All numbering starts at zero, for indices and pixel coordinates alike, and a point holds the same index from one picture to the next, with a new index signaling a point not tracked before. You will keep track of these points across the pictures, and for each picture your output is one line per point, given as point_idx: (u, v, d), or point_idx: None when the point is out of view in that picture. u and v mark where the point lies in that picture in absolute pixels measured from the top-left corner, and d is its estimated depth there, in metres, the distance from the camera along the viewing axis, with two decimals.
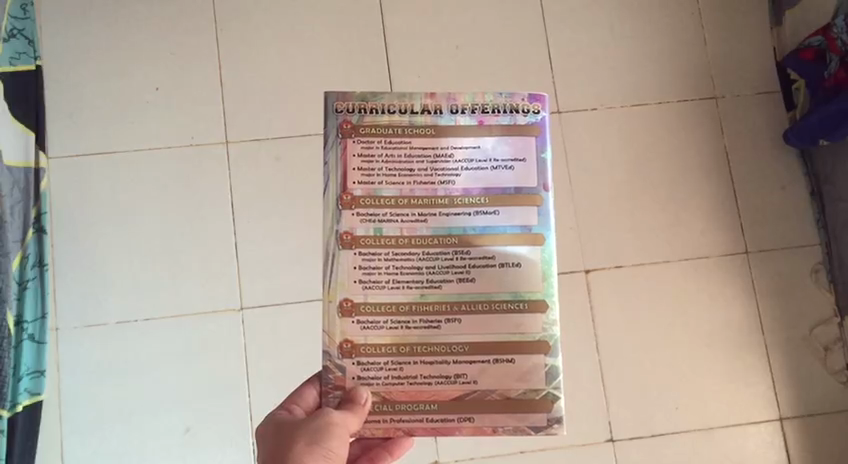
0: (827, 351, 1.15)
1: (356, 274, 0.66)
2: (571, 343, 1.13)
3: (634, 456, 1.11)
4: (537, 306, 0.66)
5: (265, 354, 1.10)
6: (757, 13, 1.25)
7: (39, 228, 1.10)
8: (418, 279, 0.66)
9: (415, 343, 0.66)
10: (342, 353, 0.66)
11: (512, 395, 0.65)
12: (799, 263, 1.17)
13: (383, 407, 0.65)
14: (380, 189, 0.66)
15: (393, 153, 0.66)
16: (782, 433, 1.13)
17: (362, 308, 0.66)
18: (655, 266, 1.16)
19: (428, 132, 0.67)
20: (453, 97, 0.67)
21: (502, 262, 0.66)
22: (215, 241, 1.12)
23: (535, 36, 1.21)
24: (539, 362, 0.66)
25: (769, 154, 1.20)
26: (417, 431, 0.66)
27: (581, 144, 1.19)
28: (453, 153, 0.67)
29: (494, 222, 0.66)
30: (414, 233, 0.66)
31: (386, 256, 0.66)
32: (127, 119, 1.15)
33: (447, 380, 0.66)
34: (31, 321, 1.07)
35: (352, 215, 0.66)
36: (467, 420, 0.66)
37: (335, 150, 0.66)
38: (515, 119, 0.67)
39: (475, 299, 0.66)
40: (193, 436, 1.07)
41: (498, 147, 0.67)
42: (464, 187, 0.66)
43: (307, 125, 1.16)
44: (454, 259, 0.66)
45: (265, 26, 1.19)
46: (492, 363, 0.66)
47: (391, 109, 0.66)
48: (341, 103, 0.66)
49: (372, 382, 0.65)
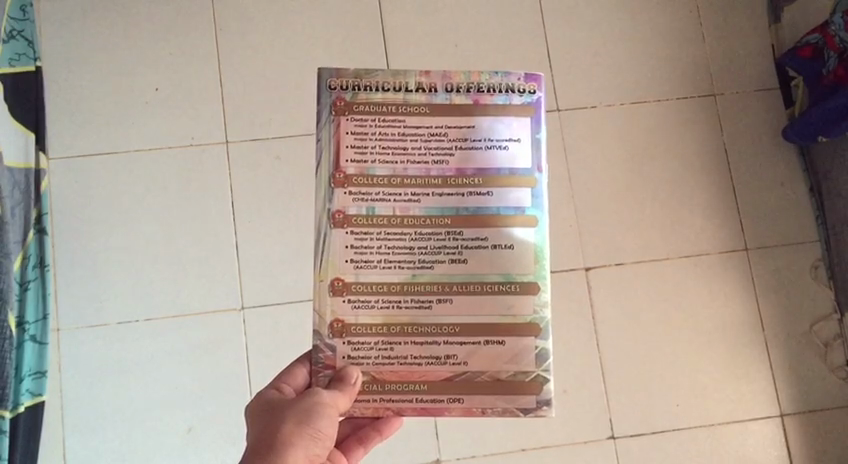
0: (827, 347, 1.15)
1: (348, 253, 0.67)
2: (571, 340, 1.13)
3: (634, 452, 1.11)
4: (527, 288, 0.67)
5: (266, 353, 1.10)
6: (756, 10, 1.25)
7: (39, 229, 1.10)
8: (410, 259, 0.67)
9: (406, 323, 0.67)
10: (333, 333, 0.66)
11: (501, 377, 0.66)
12: (798, 258, 1.18)
13: (373, 387, 0.66)
14: (372, 168, 0.67)
15: (387, 132, 0.67)
16: (782, 429, 1.13)
17: (353, 287, 0.66)
18: (655, 263, 1.16)
19: (423, 110, 0.68)
20: (448, 76, 0.68)
21: (494, 244, 0.67)
22: (215, 241, 1.13)
23: (535, 34, 1.22)
24: (529, 344, 0.67)
25: (768, 150, 1.21)
26: (406, 412, 0.66)
27: (580, 141, 1.19)
28: (447, 133, 0.68)
29: (487, 202, 0.67)
30: (407, 213, 0.67)
31: (379, 235, 0.67)
32: (127, 120, 1.15)
33: (438, 361, 0.66)
34: (33, 322, 1.07)
35: (345, 195, 0.67)
36: (456, 401, 0.66)
37: (329, 127, 0.67)
38: (511, 99, 0.68)
39: (466, 279, 0.67)
40: (194, 436, 1.07)
41: (493, 127, 0.68)
42: (457, 167, 0.67)
43: (308, 124, 1.16)
44: (446, 240, 0.67)
45: (265, 26, 1.19)
46: (482, 345, 0.67)
47: (385, 87, 0.68)
48: (335, 80, 0.67)
49: (363, 362, 0.66)
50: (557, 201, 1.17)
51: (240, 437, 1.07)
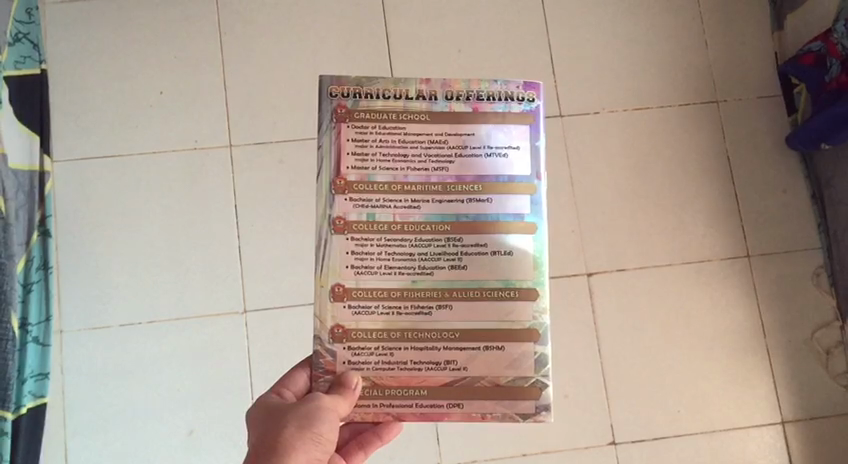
0: (828, 354, 1.15)
1: (349, 259, 0.67)
2: (573, 344, 1.13)
3: (636, 458, 1.11)
4: (527, 294, 0.67)
5: (268, 355, 1.10)
6: (758, 17, 1.25)
7: (44, 231, 1.10)
8: (410, 265, 0.67)
9: (406, 328, 0.67)
10: (334, 338, 0.67)
11: (501, 382, 0.66)
12: (799, 265, 1.18)
13: (373, 392, 0.66)
14: (372, 175, 0.67)
15: (388, 139, 0.68)
16: (784, 436, 1.13)
17: (354, 293, 0.67)
18: (657, 268, 1.16)
19: (424, 118, 0.68)
20: (448, 83, 0.68)
21: (494, 250, 0.67)
22: (218, 243, 1.13)
23: (537, 39, 1.22)
24: (528, 350, 0.67)
25: (770, 157, 1.21)
26: (406, 417, 0.66)
27: (583, 147, 1.19)
28: (447, 140, 0.68)
29: (487, 209, 0.67)
30: (407, 219, 0.67)
31: (379, 241, 0.67)
32: (131, 123, 1.16)
33: (438, 366, 0.67)
34: (36, 324, 1.06)
35: (345, 201, 0.67)
36: (456, 406, 0.66)
37: (329, 134, 0.67)
38: (510, 107, 0.68)
39: (465, 286, 0.67)
40: (196, 438, 1.07)
41: (492, 135, 0.68)
42: (457, 174, 0.68)
43: (311, 128, 1.16)
44: (446, 246, 0.67)
45: (269, 30, 1.19)
46: (482, 351, 0.67)
47: (386, 94, 0.68)
48: (336, 88, 0.68)
49: (363, 367, 0.66)
50: (558, 206, 1.17)
51: (239, 437, 1.07)
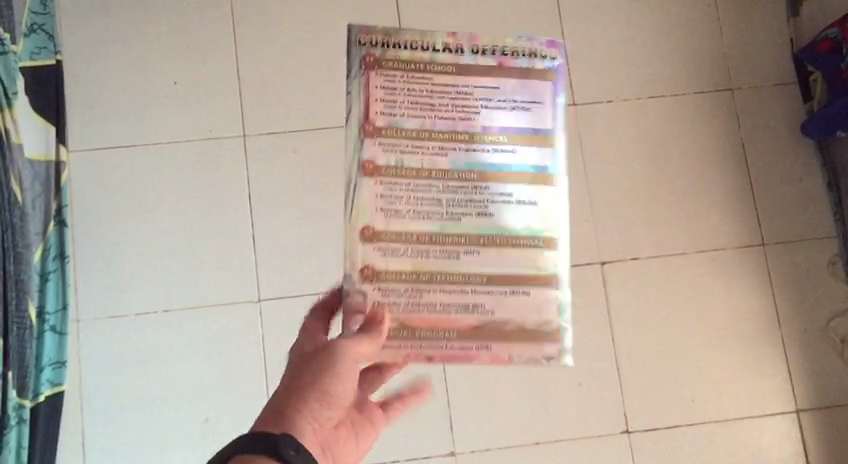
0: (845, 343, 1.14)
1: (377, 203, 0.65)
2: (586, 333, 1.13)
3: (649, 446, 1.11)
4: (551, 242, 0.68)
5: (283, 344, 1.11)
6: (774, 4, 1.24)
7: (60, 221, 1.10)
8: (437, 211, 0.66)
9: (433, 272, 0.66)
10: (363, 278, 0.65)
11: (528, 324, 0.67)
12: (815, 253, 1.17)
13: (402, 333, 0.65)
14: (401, 122, 0.66)
15: (415, 88, 0.66)
16: (799, 424, 1.13)
17: (383, 235, 0.65)
18: (671, 258, 1.16)
19: (450, 70, 0.67)
20: (475, 37, 0.67)
21: (520, 200, 0.67)
22: (232, 234, 1.14)
23: (551, 28, 1.21)
24: (553, 295, 0.67)
25: (786, 145, 1.20)
26: (435, 358, 0.66)
27: (597, 136, 1.19)
28: (476, 90, 0.67)
29: (514, 160, 0.67)
30: (436, 166, 0.66)
31: (407, 187, 0.66)
32: (146, 113, 1.16)
33: (466, 310, 0.66)
34: (53, 312, 1.06)
35: (373, 146, 0.66)
36: (485, 348, 0.66)
37: (357, 81, 0.66)
38: (533, 63, 0.68)
39: (492, 233, 0.67)
40: (212, 425, 1.08)
41: (519, 88, 0.68)
42: (485, 124, 0.67)
43: (325, 118, 1.17)
44: (474, 195, 0.67)
45: (282, 20, 1.19)
46: (508, 295, 0.67)
47: (413, 45, 0.67)
48: (364, 36, 0.66)
49: (394, 305, 0.65)
50: (572, 195, 1.17)
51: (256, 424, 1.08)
